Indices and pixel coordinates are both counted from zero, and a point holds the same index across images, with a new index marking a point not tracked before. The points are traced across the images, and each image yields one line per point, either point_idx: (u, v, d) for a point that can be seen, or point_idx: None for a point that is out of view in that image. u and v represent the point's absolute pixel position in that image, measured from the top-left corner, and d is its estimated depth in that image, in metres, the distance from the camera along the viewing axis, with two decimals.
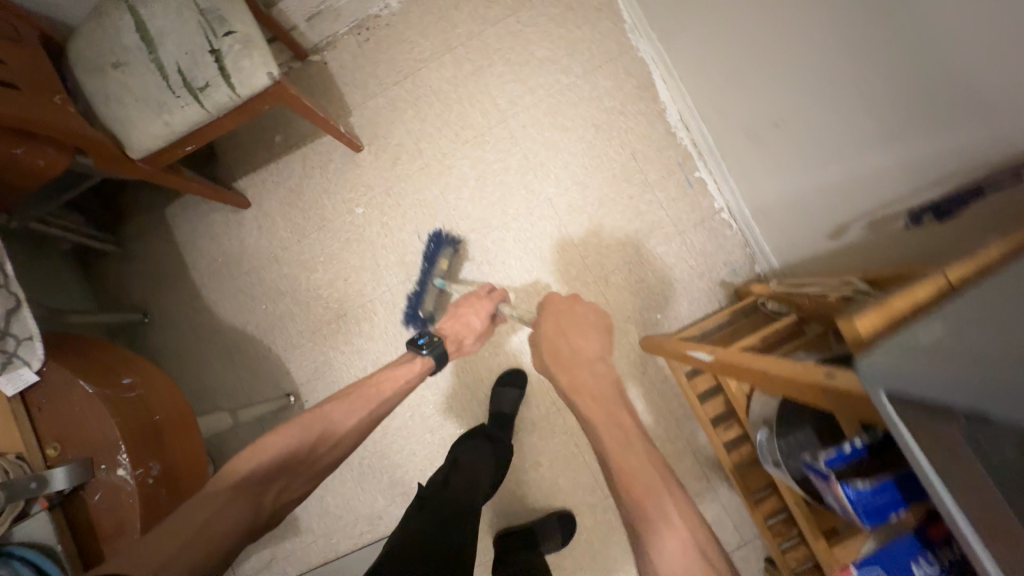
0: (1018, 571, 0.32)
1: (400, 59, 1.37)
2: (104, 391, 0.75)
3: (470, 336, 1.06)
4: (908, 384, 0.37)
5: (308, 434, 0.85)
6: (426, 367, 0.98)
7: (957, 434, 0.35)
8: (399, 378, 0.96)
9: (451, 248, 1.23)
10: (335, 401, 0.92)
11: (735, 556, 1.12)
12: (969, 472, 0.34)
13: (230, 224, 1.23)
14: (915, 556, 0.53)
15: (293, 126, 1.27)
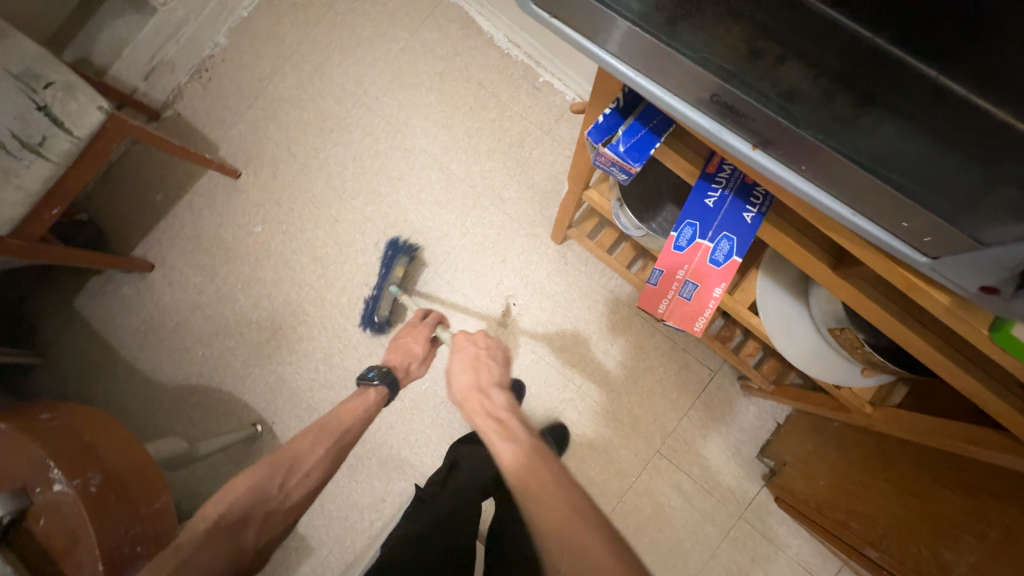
0: (746, 132, 0.41)
1: (246, 85, 1.33)
2: (16, 424, 0.69)
3: (416, 362, 0.97)
4: (580, 22, 0.43)
5: (245, 484, 0.72)
6: (375, 401, 0.89)
7: (636, 49, 0.42)
8: (354, 409, 0.86)
9: (406, 256, 1.17)
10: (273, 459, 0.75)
11: (713, 388, 1.16)
12: (674, 78, 0.42)
13: (149, 291, 1.30)
14: (705, 193, 0.54)
15: (169, 182, 1.33)
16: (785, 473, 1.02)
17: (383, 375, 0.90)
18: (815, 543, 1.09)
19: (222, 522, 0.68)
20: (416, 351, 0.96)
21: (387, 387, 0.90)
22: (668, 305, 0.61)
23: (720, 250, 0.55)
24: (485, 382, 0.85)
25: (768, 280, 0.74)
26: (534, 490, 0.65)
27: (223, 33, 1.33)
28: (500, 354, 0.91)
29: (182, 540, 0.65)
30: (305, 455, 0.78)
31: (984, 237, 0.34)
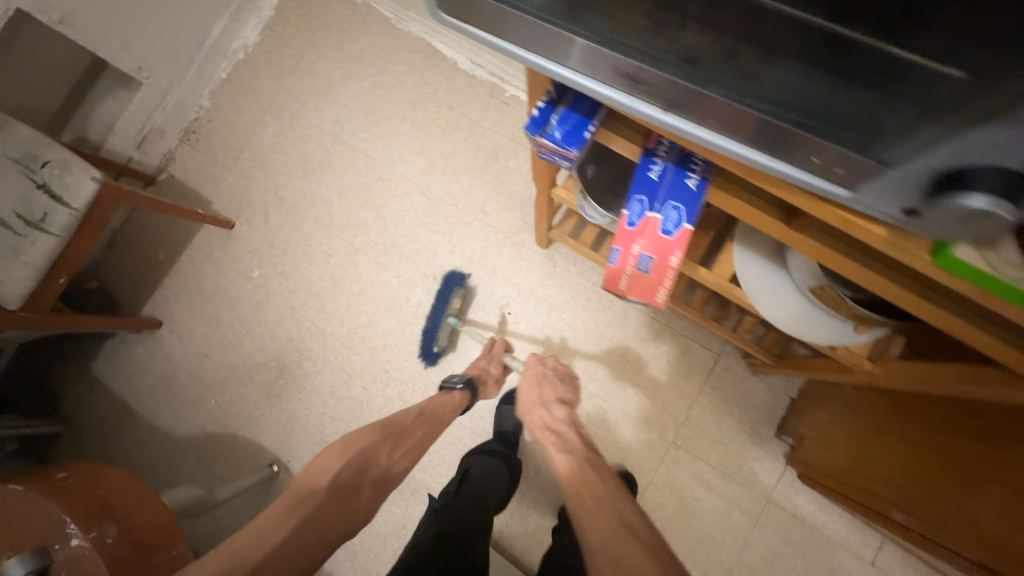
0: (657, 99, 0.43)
1: (231, 139, 1.40)
2: (32, 485, 0.71)
3: (493, 382, 1.05)
4: (486, 23, 0.45)
5: (358, 448, 0.78)
6: (458, 405, 0.97)
7: (541, 40, 0.44)
8: (445, 406, 0.94)
9: (461, 287, 1.22)
10: (383, 432, 0.82)
11: (719, 370, 1.14)
12: (581, 58, 0.44)
13: (160, 348, 1.35)
14: (648, 166, 0.53)
15: (169, 240, 1.39)
16: (805, 447, 0.98)
17: (467, 380, 0.99)
18: (849, 518, 1.05)
19: (340, 482, 0.73)
20: (492, 370, 1.05)
21: (470, 392, 0.98)
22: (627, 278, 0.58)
23: (670, 220, 0.53)
24: (548, 396, 0.92)
25: (745, 248, 0.74)
26: (576, 490, 0.72)
27: (206, 96, 1.42)
28: (565, 375, 0.98)
29: (303, 495, 0.70)
30: (408, 432, 0.85)
31: (889, 160, 0.36)
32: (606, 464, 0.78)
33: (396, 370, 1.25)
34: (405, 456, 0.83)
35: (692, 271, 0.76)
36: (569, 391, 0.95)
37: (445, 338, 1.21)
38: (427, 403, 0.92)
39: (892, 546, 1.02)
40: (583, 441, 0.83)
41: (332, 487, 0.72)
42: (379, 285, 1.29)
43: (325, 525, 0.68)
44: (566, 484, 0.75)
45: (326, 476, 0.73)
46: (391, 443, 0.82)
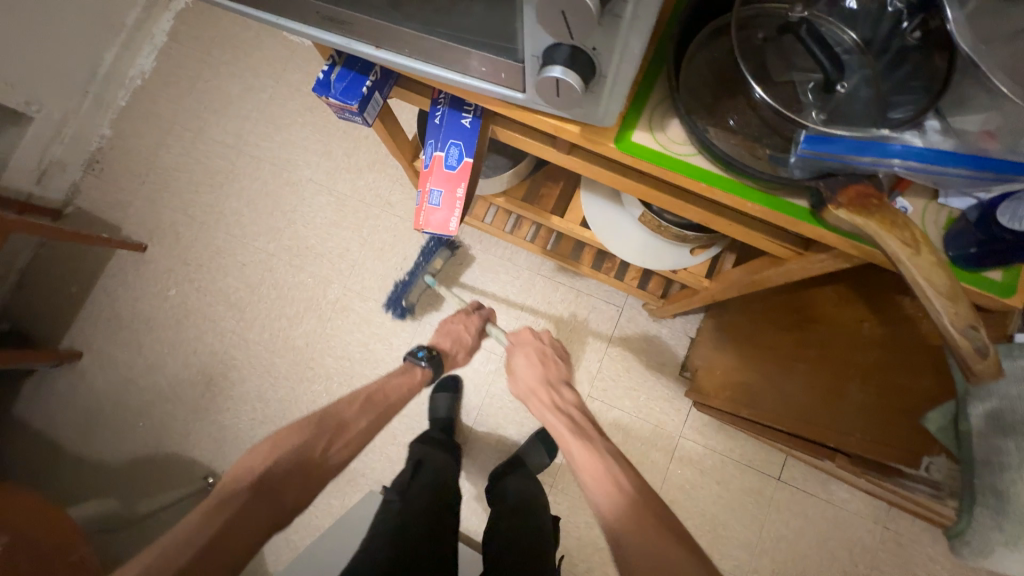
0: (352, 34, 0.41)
1: (135, 165, 1.41)
2: None
3: (463, 352, 1.00)
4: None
5: (289, 450, 0.68)
6: (419, 381, 0.91)
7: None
8: (398, 386, 0.87)
9: (448, 251, 1.24)
10: (319, 429, 0.72)
11: (624, 322, 1.20)
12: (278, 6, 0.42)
13: (82, 379, 1.33)
14: (433, 112, 0.54)
15: (81, 272, 1.38)
16: (697, 377, 1.03)
17: (431, 356, 0.92)
18: (754, 441, 1.12)
19: (267, 479, 0.64)
20: (466, 338, 0.99)
21: (432, 368, 0.92)
22: (421, 215, 0.55)
23: (451, 156, 0.53)
24: (552, 377, 0.89)
25: (588, 190, 0.79)
26: (607, 486, 0.68)
27: (106, 125, 1.42)
28: (560, 352, 0.96)
29: (226, 497, 0.61)
30: (349, 423, 0.75)
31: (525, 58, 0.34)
32: (621, 455, 0.76)
33: (321, 366, 1.27)
34: (347, 447, 0.73)
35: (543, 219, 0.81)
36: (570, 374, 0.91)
37: (416, 294, 1.24)
38: (375, 388, 0.83)
39: (793, 460, 1.10)
40: (594, 426, 0.81)
41: (261, 483, 0.63)
42: (296, 286, 1.31)
43: (245, 528, 0.59)
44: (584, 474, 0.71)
45: (336, 440, 0.72)
46: (329, 435, 0.72)
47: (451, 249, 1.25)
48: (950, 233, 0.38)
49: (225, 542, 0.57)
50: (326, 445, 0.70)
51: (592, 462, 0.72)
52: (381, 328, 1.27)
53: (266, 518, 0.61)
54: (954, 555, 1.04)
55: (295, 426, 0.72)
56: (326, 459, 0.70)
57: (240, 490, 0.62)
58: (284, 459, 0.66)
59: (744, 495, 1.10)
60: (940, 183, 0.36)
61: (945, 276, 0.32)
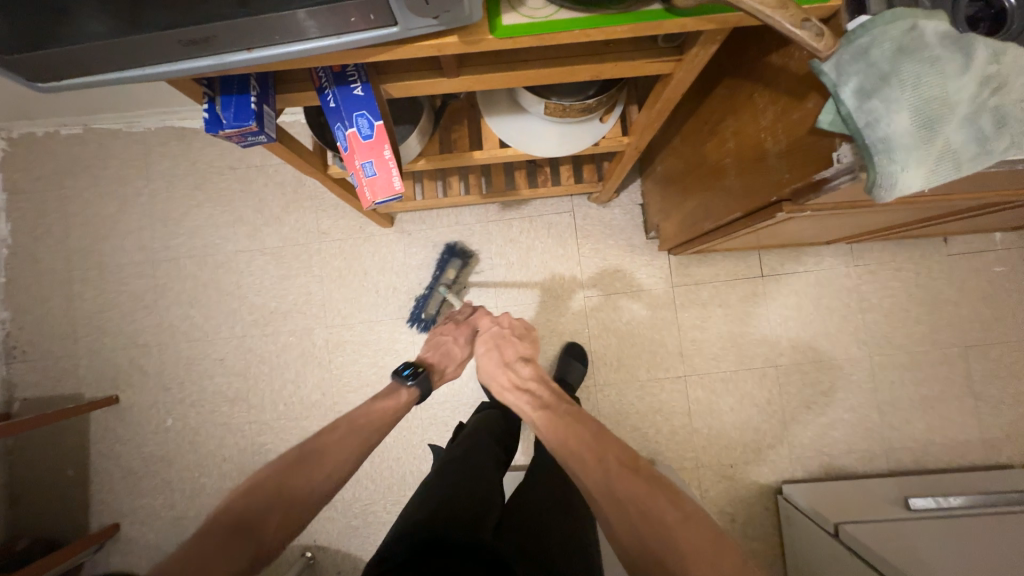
0: (224, 47, 0.43)
1: (56, 328, 1.32)
2: None
3: (454, 365, 0.96)
4: (57, 74, 0.45)
5: (265, 486, 0.66)
6: (406, 400, 0.86)
7: (101, 59, 0.43)
8: (388, 408, 0.82)
9: (458, 261, 1.25)
10: (298, 458, 0.70)
11: (582, 219, 1.27)
12: (140, 52, 0.42)
13: (133, 544, 1.29)
14: (323, 97, 0.56)
15: (69, 453, 1.31)
16: (661, 230, 1.13)
17: (418, 375, 0.88)
18: (730, 256, 1.25)
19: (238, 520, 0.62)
20: (454, 353, 0.96)
21: (420, 385, 0.88)
22: (367, 190, 0.59)
23: (363, 126, 0.56)
24: (510, 357, 0.87)
25: (491, 112, 0.83)
26: (574, 453, 0.69)
27: (1, 307, 1.31)
28: (526, 333, 0.92)
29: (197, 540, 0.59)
30: (326, 450, 0.71)
31: None
32: (584, 411, 0.77)
33: (347, 404, 1.29)
34: (329, 477, 0.70)
35: (467, 158, 0.85)
36: (530, 349, 0.90)
37: (435, 306, 1.26)
38: (358, 411, 0.79)
39: (766, 254, 1.24)
40: (560, 396, 0.81)
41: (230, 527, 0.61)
42: (282, 350, 1.30)
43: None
44: (552, 440, 0.72)
45: (313, 469, 0.69)
46: (306, 464, 0.69)
47: (461, 259, 1.26)
48: None
49: None
50: (302, 477, 0.68)
51: (569, 442, 0.71)
52: (380, 343, 1.29)
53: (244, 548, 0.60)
54: (914, 256, 1.22)
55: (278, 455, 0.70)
56: (305, 489, 0.67)
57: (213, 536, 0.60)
58: (268, 487, 0.66)
59: (744, 302, 1.24)
60: None
61: None
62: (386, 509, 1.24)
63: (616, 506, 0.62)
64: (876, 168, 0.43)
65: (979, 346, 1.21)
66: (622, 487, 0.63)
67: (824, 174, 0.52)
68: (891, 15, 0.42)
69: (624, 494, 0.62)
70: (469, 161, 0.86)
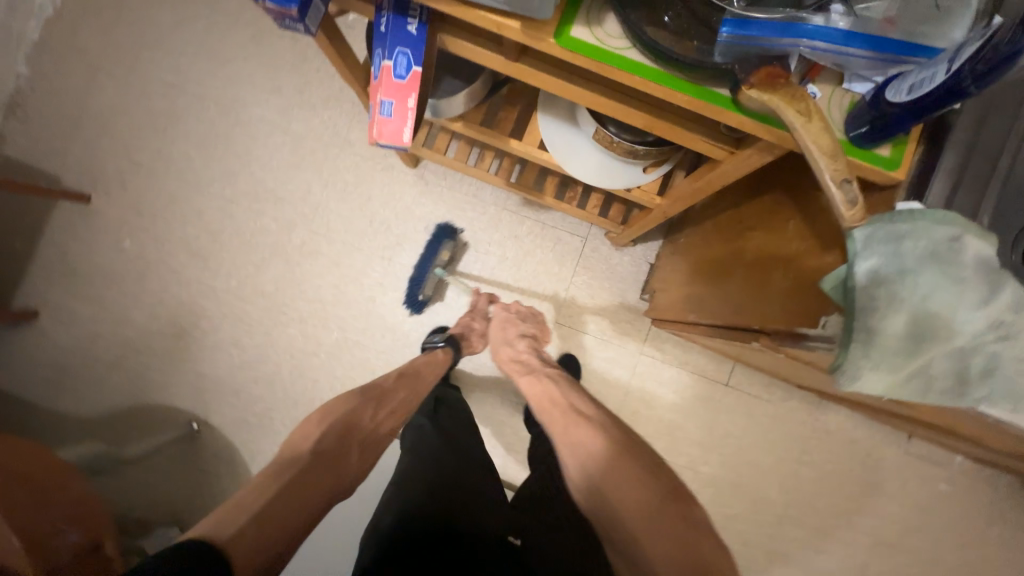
0: None
1: (63, 107, 1.30)
2: None
3: (479, 337, 1.07)
4: None
5: (340, 415, 0.72)
6: (440, 361, 0.97)
7: None
8: (430, 368, 0.94)
9: (451, 241, 1.23)
10: (366, 396, 0.77)
11: (590, 252, 1.25)
12: None
13: (44, 336, 1.30)
14: (377, 18, 0.53)
15: (23, 226, 1.31)
16: (656, 297, 1.11)
17: (448, 338, 1.02)
18: (706, 353, 1.23)
19: (325, 445, 0.66)
20: (476, 326, 1.07)
21: (451, 347, 1.00)
22: (374, 127, 0.56)
23: (399, 65, 0.53)
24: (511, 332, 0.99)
25: (546, 111, 0.80)
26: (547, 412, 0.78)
27: (22, 62, 1.29)
28: (526, 314, 1.04)
29: (291, 459, 0.63)
30: (387, 393, 0.81)
31: None
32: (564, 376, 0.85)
33: (294, 310, 1.28)
34: (389, 417, 0.79)
35: (504, 144, 0.82)
36: (529, 327, 1.01)
37: (432, 288, 1.24)
38: (407, 364, 0.89)
39: (739, 368, 1.22)
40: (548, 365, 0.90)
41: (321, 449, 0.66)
42: (259, 232, 1.29)
43: (312, 489, 0.61)
44: (533, 403, 0.82)
45: (379, 408, 0.77)
46: (369, 403, 0.76)
47: (453, 239, 1.25)
48: (849, 116, 0.42)
49: (297, 498, 0.59)
50: (370, 413, 0.75)
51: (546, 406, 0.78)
52: (350, 270, 1.27)
53: (330, 480, 0.64)
54: (872, 437, 1.20)
55: (339, 396, 0.75)
56: (372, 425, 0.75)
57: (303, 456, 0.64)
58: (335, 427, 0.70)
59: (697, 401, 1.22)
60: (844, 67, 0.41)
61: (828, 138, 0.38)
62: (282, 421, 1.25)
63: (573, 456, 0.69)
64: (847, 354, 0.40)
65: (888, 547, 1.20)
66: (574, 435, 0.71)
67: (804, 328, 0.50)
68: (940, 215, 0.39)
69: (575, 443, 0.69)
70: (504, 148, 0.83)
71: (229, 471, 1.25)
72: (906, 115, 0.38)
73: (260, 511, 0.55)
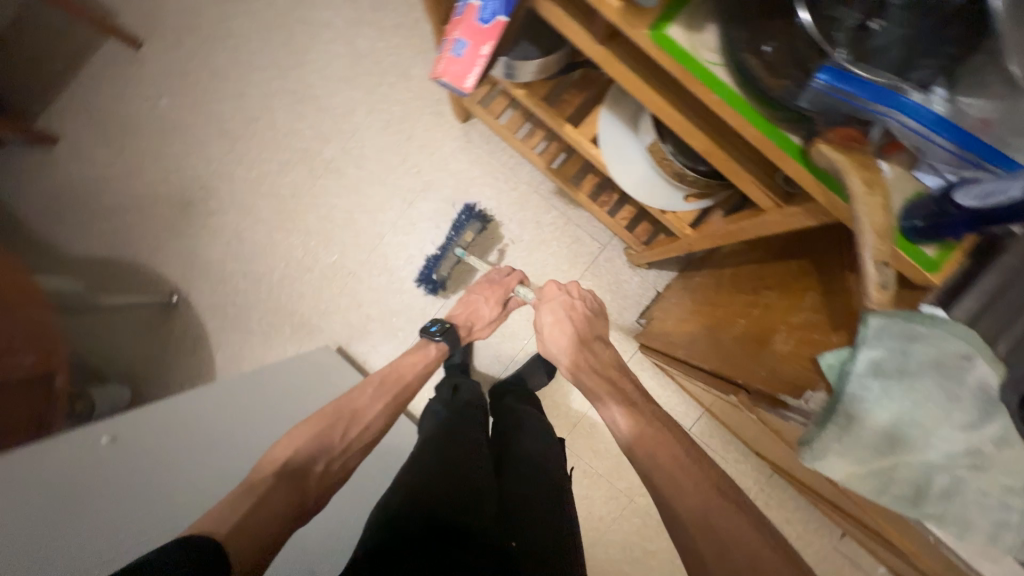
0: None
1: None
2: None
3: (480, 325, 0.97)
4: None
5: (309, 433, 0.68)
6: (433, 356, 0.90)
7: None
8: (414, 367, 0.87)
9: (479, 222, 1.18)
10: (335, 412, 0.73)
11: (602, 261, 1.24)
12: None
13: (56, 165, 1.29)
14: None
15: (66, 52, 1.29)
16: (652, 325, 1.11)
17: (446, 331, 0.90)
18: (680, 393, 1.23)
19: (292, 462, 0.64)
20: (483, 312, 0.96)
21: (446, 342, 0.91)
22: (440, 63, 0.55)
23: (486, 9, 0.51)
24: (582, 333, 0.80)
25: (609, 108, 0.79)
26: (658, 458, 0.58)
27: None
28: (593, 304, 0.86)
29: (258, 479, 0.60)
30: (362, 410, 0.76)
31: None
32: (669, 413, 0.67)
33: (302, 221, 1.27)
34: (364, 433, 0.74)
35: (557, 126, 0.81)
36: (602, 325, 0.83)
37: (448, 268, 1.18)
38: (389, 368, 0.84)
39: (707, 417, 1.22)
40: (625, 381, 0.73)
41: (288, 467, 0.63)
42: (292, 134, 1.27)
43: (279, 505, 0.58)
44: (636, 445, 0.61)
45: (352, 425, 0.73)
46: (337, 419, 0.72)
47: (481, 221, 1.19)
48: (910, 204, 0.41)
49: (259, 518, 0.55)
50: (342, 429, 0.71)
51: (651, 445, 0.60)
52: (369, 200, 1.26)
53: (292, 495, 0.60)
54: (807, 523, 1.22)
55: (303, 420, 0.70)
56: (345, 443, 0.70)
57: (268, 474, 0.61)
58: (306, 448, 0.66)
59: None
60: (922, 154, 0.39)
61: (884, 217, 0.37)
62: (257, 322, 1.26)
63: (710, 542, 0.49)
64: (821, 434, 0.39)
65: None
66: (719, 520, 0.50)
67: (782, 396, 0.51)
68: (956, 329, 0.40)
69: (703, 515, 0.51)
70: (556, 130, 0.82)
71: (193, 351, 1.26)
72: (966, 219, 0.37)
73: (242, 521, 0.53)
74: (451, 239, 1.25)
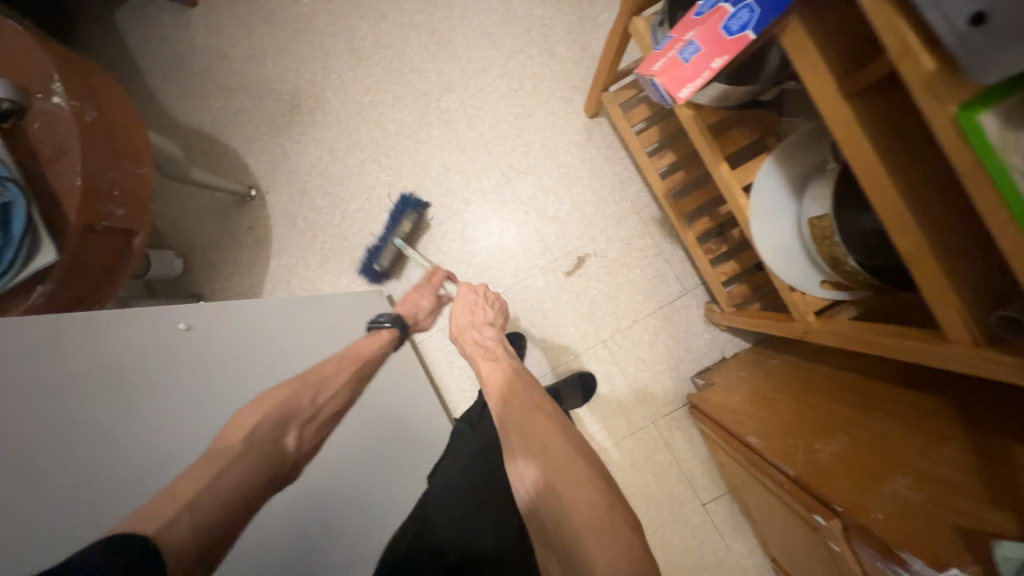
0: None
1: None
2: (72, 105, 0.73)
3: (426, 315, 0.91)
4: None
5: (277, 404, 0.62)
6: (387, 342, 0.81)
7: None
8: (373, 349, 0.78)
9: (416, 211, 1.15)
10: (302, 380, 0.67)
11: (678, 306, 1.16)
12: None
13: (188, 28, 1.29)
14: None
15: None
16: (710, 390, 1.02)
17: (396, 317, 0.83)
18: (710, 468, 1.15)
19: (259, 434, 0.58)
20: (422, 302, 0.90)
21: (399, 329, 0.83)
22: (663, 61, 0.57)
23: (736, 19, 0.48)
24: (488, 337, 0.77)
25: (778, 159, 0.71)
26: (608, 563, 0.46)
27: None
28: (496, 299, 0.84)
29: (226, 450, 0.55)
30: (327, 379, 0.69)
31: None
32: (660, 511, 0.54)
33: (397, 161, 1.23)
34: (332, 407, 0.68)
35: (713, 161, 0.73)
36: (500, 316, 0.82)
37: (391, 259, 1.15)
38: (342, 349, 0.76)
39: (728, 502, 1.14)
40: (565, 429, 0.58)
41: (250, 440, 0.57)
42: (418, 72, 1.23)
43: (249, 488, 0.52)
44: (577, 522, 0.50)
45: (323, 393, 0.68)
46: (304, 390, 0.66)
47: (419, 209, 1.17)
48: None
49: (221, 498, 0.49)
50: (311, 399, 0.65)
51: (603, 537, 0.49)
52: (467, 163, 1.22)
53: (264, 474, 0.55)
54: None
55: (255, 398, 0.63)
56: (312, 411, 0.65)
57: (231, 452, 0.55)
58: (273, 416, 0.61)
59: (666, 498, 1.14)
60: None
61: None
62: (320, 243, 1.24)
63: None
64: None
65: None
66: None
67: (912, 558, 0.44)
68: None
69: None
70: (709, 164, 0.74)
71: (252, 250, 1.26)
72: None
73: (198, 500, 0.47)
74: (534, 230, 1.20)
